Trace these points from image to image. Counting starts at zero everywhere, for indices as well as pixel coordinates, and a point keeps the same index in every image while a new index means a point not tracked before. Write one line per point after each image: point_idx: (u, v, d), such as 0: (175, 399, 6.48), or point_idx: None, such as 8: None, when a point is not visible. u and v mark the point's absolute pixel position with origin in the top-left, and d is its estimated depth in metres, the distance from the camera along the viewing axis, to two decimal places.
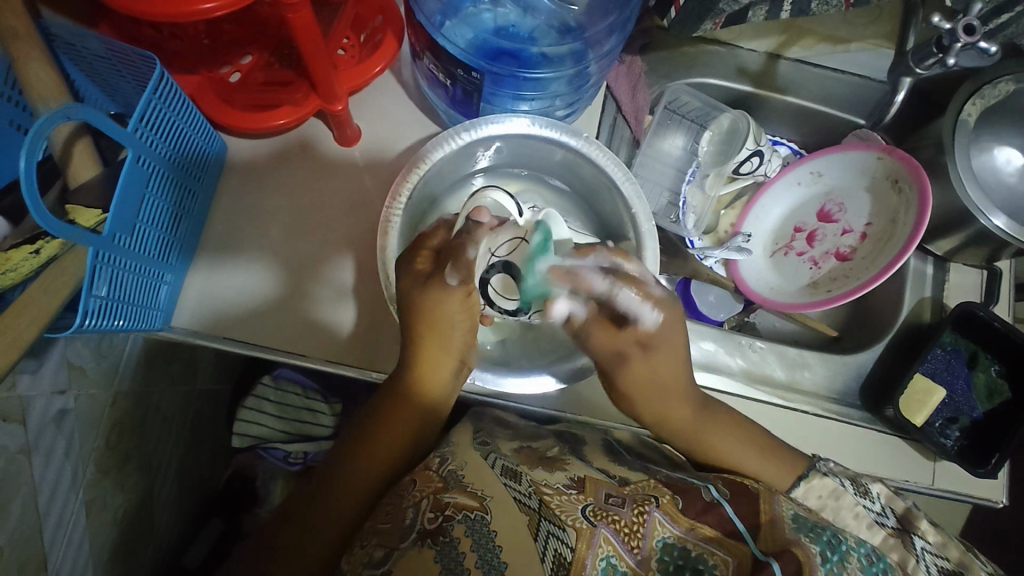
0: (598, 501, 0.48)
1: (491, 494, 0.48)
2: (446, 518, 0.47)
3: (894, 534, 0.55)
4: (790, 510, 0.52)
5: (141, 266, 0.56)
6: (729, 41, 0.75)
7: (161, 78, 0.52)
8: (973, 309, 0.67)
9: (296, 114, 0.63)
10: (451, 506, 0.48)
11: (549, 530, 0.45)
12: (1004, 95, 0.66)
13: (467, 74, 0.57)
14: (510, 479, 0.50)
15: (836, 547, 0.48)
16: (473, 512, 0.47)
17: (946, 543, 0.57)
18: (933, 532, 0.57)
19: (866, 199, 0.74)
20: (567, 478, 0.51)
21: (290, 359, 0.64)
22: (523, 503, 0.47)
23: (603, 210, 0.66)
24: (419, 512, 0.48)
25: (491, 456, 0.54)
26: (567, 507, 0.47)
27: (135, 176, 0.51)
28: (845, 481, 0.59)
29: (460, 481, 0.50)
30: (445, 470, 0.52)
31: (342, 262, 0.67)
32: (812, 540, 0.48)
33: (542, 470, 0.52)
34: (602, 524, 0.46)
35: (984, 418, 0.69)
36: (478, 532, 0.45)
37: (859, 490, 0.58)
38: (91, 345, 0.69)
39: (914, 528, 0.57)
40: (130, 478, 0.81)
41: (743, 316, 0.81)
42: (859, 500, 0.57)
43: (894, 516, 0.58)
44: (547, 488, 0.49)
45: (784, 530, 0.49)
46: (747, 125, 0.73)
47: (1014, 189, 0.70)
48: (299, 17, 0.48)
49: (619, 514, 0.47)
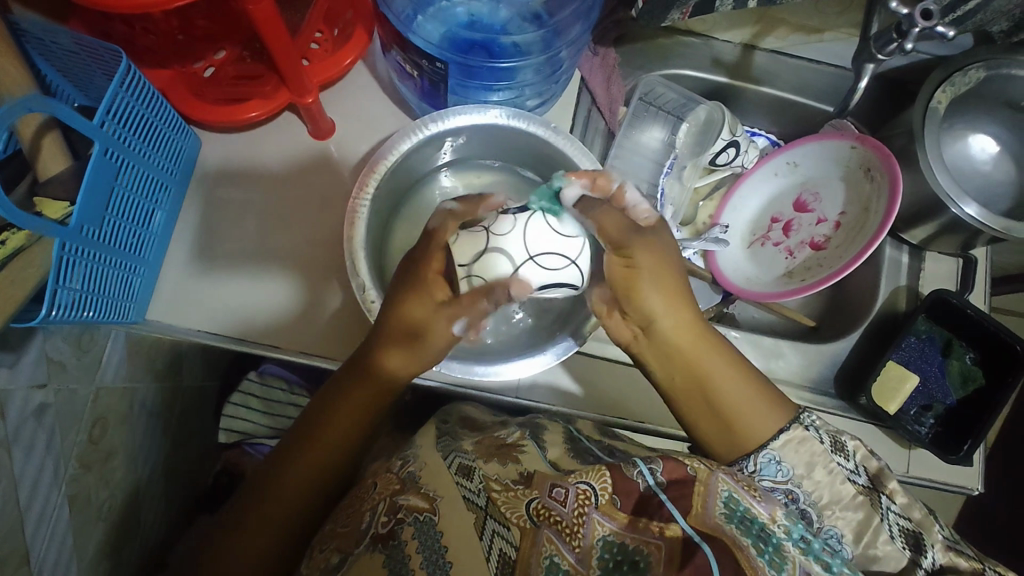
0: (543, 496, 0.47)
1: (441, 495, 0.50)
2: (397, 522, 0.49)
3: (863, 493, 0.55)
4: (725, 493, 0.50)
5: (113, 259, 0.57)
6: (704, 32, 0.75)
7: (127, 70, 0.52)
8: (945, 296, 0.67)
9: (268, 107, 0.64)
10: (403, 508, 0.50)
11: (494, 529, 0.46)
12: (974, 83, 0.66)
13: (432, 65, 0.57)
14: (462, 476, 0.51)
15: (768, 539, 0.47)
16: (421, 514, 0.49)
17: (912, 504, 0.55)
18: (903, 492, 0.55)
19: (840, 189, 0.74)
20: (516, 473, 0.51)
21: (265, 351, 0.64)
22: (471, 501, 0.49)
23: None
24: (375, 516, 0.51)
25: (450, 454, 0.55)
26: (513, 503, 0.47)
27: (102, 170, 0.51)
28: (824, 436, 0.56)
29: (415, 483, 0.52)
30: (404, 472, 0.54)
31: (317, 256, 0.67)
32: (742, 533, 0.47)
33: (495, 464, 0.52)
34: (544, 524, 0.45)
35: (958, 405, 0.69)
36: (425, 534, 0.47)
37: (836, 447, 0.56)
38: (71, 339, 0.70)
39: (883, 487, 0.55)
40: (115, 473, 0.81)
41: (722, 307, 0.80)
42: (834, 458, 0.56)
43: (866, 474, 0.56)
44: (496, 484, 0.49)
45: (716, 516, 0.48)
46: (722, 116, 0.74)
47: (989, 176, 0.73)
48: (259, 9, 0.48)
49: (561, 514, 0.46)
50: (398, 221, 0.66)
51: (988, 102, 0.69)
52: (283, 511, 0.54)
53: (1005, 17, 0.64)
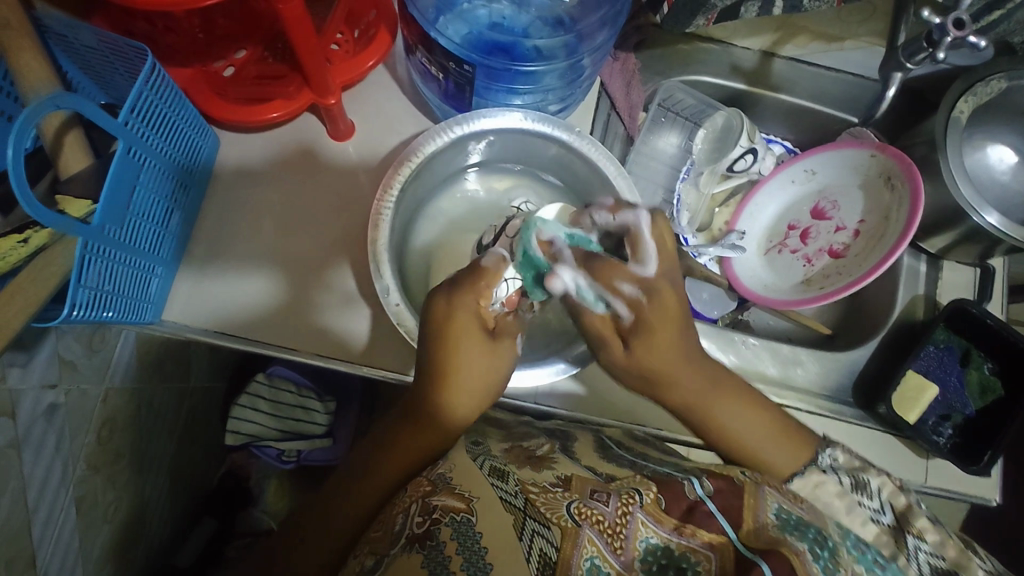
0: (584, 498, 0.47)
1: (478, 495, 0.48)
2: (433, 522, 0.46)
3: (888, 531, 0.55)
4: (774, 504, 0.51)
5: (132, 259, 0.56)
6: (723, 38, 0.75)
7: (153, 68, 0.52)
8: (965, 306, 0.67)
9: (290, 106, 0.63)
10: (439, 509, 0.48)
11: (534, 528, 0.45)
12: (996, 93, 0.66)
13: (459, 68, 0.56)
14: (496, 478, 0.50)
15: (824, 543, 0.49)
16: (459, 514, 0.47)
17: (945, 542, 0.55)
18: (932, 531, 0.55)
19: (858, 197, 0.74)
20: (554, 477, 0.51)
21: (282, 354, 0.64)
22: (508, 502, 0.47)
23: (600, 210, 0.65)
24: (409, 517, 0.49)
25: (480, 458, 0.53)
26: (553, 503, 0.47)
27: (126, 168, 0.51)
28: (843, 476, 0.57)
29: (447, 482, 0.50)
30: (436, 474, 0.52)
31: (333, 258, 0.67)
32: (797, 538, 0.48)
33: (530, 470, 0.52)
34: (586, 524, 0.45)
35: (977, 415, 0.69)
36: (463, 534, 0.45)
37: (857, 485, 0.57)
38: (83, 339, 0.69)
39: (910, 526, 0.56)
40: (122, 475, 0.80)
41: (736, 314, 0.81)
42: (856, 497, 0.56)
43: (891, 512, 0.56)
44: (534, 487, 0.49)
45: (768, 528, 0.49)
46: (740, 123, 0.73)
47: (1007, 187, 0.72)
48: (289, 9, 0.47)
49: (603, 514, 0.46)
50: (418, 225, 0.66)
51: (1009, 112, 0.69)
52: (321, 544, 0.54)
53: None
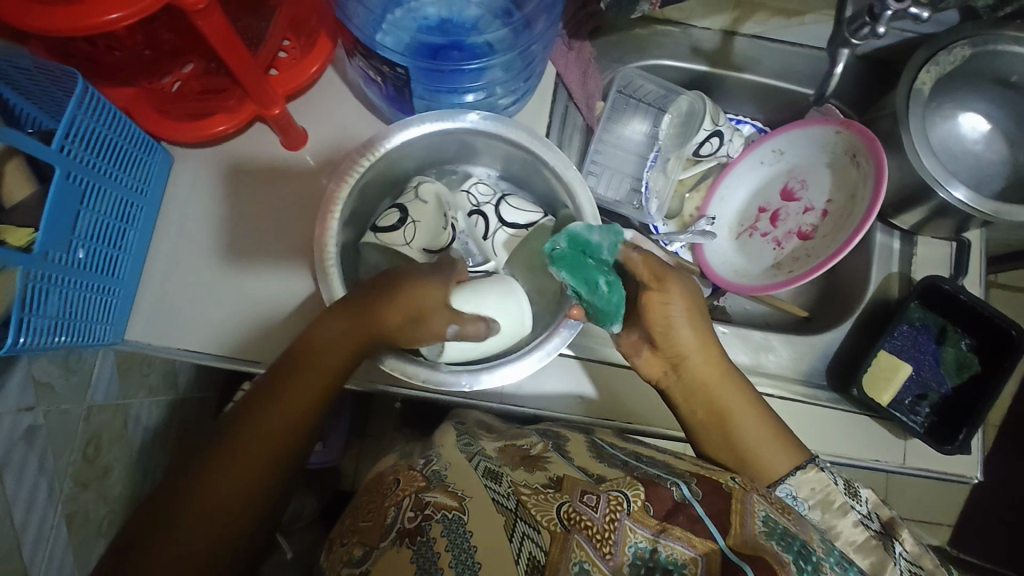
0: (573, 500, 0.46)
1: (470, 494, 0.50)
2: (424, 518, 0.48)
3: (876, 537, 0.54)
4: (762, 510, 0.49)
5: (83, 282, 0.56)
6: (681, 20, 0.73)
7: (85, 91, 0.52)
8: (938, 282, 0.66)
9: (235, 120, 0.65)
10: (431, 505, 0.49)
11: (524, 531, 0.45)
12: (960, 61, 0.64)
13: (393, 70, 0.56)
14: (490, 480, 0.51)
15: (808, 555, 0.46)
16: (451, 512, 0.48)
17: (922, 554, 0.54)
18: (911, 541, 0.55)
19: (826, 175, 0.72)
20: (546, 478, 0.50)
21: (245, 366, 0.64)
22: (500, 505, 0.48)
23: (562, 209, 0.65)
24: (400, 511, 0.50)
25: (475, 458, 0.55)
26: (543, 506, 0.47)
27: (66, 194, 0.51)
28: (840, 480, 0.56)
29: (442, 482, 0.52)
30: (430, 470, 0.55)
31: (293, 267, 0.66)
32: (784, 548, 0.45)
33: (523, 470, 0.52)
34: (575, 529, 0.44)
35: (954, 393, 0.68)
36: (455, 532, 0.46)
37: (849, 490, 0.56)
38: (58, 360, 0.66)
39: (895, 533, 0.55)
40: (115, 488, 0.78)
41: (711, 300, 0.79)
42: (848, 500, 0.55)
43: (879, 521, 0.56)
44: (525, 488, 0.49)
45: (755, 535, 0.46)
46: (703, 105, 0.71)
47: (980, 156, 0.71)
48: (208, 23, 0.46)
49: (593, 519, 0.44)
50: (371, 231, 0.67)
51: (977, 79, 0.67)
52: (234, 494, 0.50)
53: None
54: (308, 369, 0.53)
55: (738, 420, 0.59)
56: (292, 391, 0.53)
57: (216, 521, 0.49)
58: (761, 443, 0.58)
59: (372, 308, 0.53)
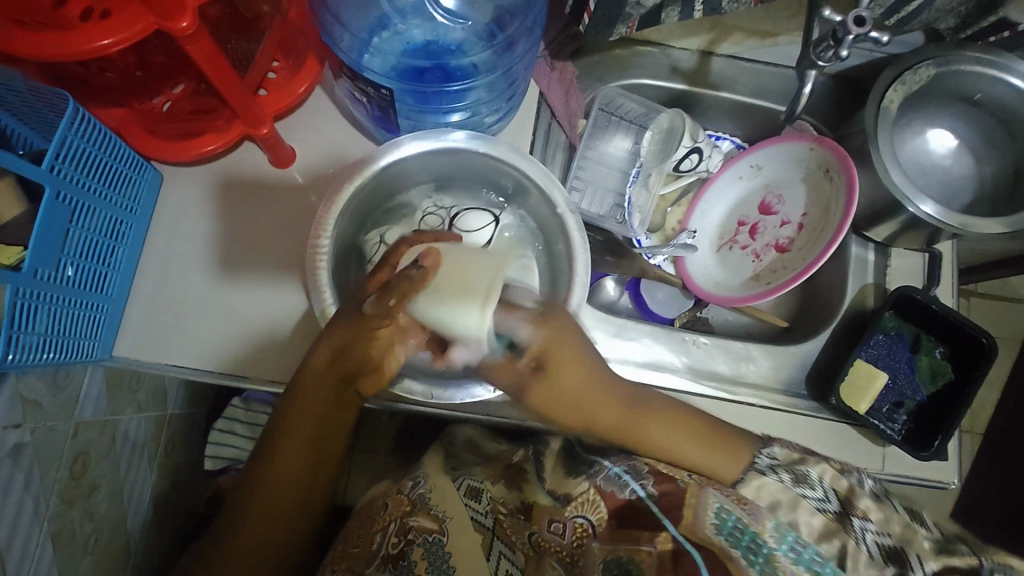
0: (542, 528, 0.54)
1: (451, 516, 0.55)
2: (407, 542, 0.54)
3: (833, 520, 0.49)
4: (715, 505, 0.51)
5: (72, 299, 0.57)
6: (660, 41, 0.76)
7: (76, 113, 0.54)
8: (910, 292, 0.68)
9: (224, 139, 0.66)
10: (414, 529, 0.55)
11: (500, 550, 0.54)
12: (926, 80, 0.66)
13: (377, 92, 0.58)
14: (470, 498, 0.57)
15: (758, 550, 0.47)
16: (430, 535, 0.54)
17: (890, 519, 0.49)
18: (875, 509, 0.49)
19: (802, 190, 0.75)
20: (519, 500, 0.57)
21: (235, 381, 0.65)
22: (478, 522, 0.56)
23: (528, 204, 0.67)
24: (385, 536, 0.56)
25: (459, 478, 0.60)
26: (516, 529, 0.55)
27: (56, 213, 0.52)
28: (783, 475, 0.52)
29: (424, 503, 0.57)
30: (415, 492, 0.59)
31: (283, 282, 0.67)
32: (733, 544, 0.48)
33: (501, 487, 0.59)
34: (546, 553, 0.53)
35: (929, 400, 0.69)
36: (434, 553, 0.53)
37: (796, 479, 0.51)
38: (47, 377, 0.66)
39: (854, 508, 0.49)
40: (101, 505, 0.78)
41: (694, 312, 0.81)
42: (799, 490, 0.50)
43: (836, 499, 0.50)
44: (502, 506, 0.57)
45: (704, 529, 0.50)
46: (683, 122, 0.75)
47: (948, 170, 0.73)
48: (197, 47, 0.48)
49: (561, 544, 0.53)
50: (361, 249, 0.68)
51: (941, 97, 0.70)
52: (278, 510, 0.59)
53: (953, 13, 0.65)
54: (302, 407, 0.58)
55: (671, 443, 0.58)
56: (297, 426, 0.59)
57: (266, 544, 0.59)
58: (699, 455, 0.57)
59: (347, 349, 0.55)
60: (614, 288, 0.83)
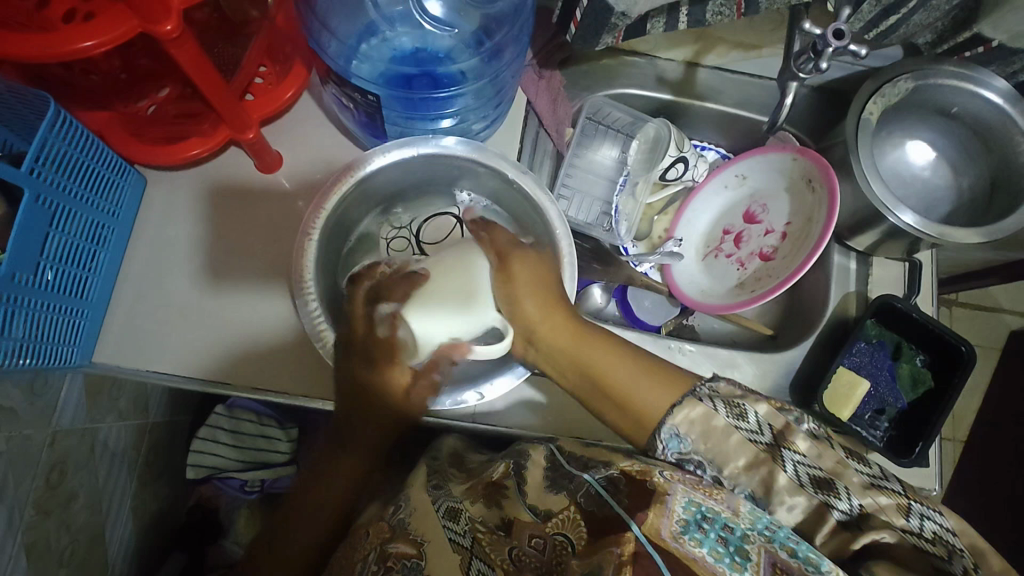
0: (522, 544, 0.48)
1: (427, 538, 0.52)
2: (386, 569, 0.51)
3: (766, 450, 0.48)
4: (684, 499, 0.45)
5: (51, 304, 0.56)
6: (647, 52, 0.77)
7: (58, 115, 0.53)
8: (891, 301, 0.69)
9: (209, 144, 0.66)
10: (392, 556, 0.51)
11: (478, 570, 0.47)
12: (904, 93, 0.68)
13: (365, 98, 0.58)
14: (448, 519, 0.53)
15: (730, 536, 0.43)
16: (408, 560, 0.50)
17: (823, 453, 0.47)
18: (809, 443, 0.48)
19: (786, 200, 0.76)
20: (499, 518, 0.52)
21: (218, 389, 0.64)
22: (455, 542, 0.50)
23: (474, 184, 0.69)
24: (365, 565, 0.53)
25: (438, 498, 0.56)
26: (497, 547, 0.48)
27: (35, 217, 0.51)
28: (720, 404, 0.50)
29: (404, 528, 0.54)
30: (395, 518, 0.56)
31: (269, 285, 0.67)
32: (699, 542, 0.43)
33: (480, 505, 0.54)
34: (519, 570, 0.46)
35: (910, 407, 0.70)
36: None
37: (733, 411, 0.49)
38: (23, 384, 0.65)
39: (787, 443, 0.48)
40: (78, 516, 0.76)
41: (680, 319, 0.82)
42: (733, 423, 0.48)
43: (770, 433, 0.49)
44: (481, 525, 0.51)
45: (671, 528, 0.44)
46: (668, 132, 0.74)
47: (927, 181, 0.75)
48: (183, 52, 0.48)
49: (539, 562, 0.46)
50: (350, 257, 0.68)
51: (920, 110, 0.71)
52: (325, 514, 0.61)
53: (929, 29, 0.67)
54: (366, 419, 0.60)
55: (612, 375, 0.57)
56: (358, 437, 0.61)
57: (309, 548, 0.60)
58: (634, 388, 0.56)
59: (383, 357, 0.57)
60: (601, 295, 0.82)
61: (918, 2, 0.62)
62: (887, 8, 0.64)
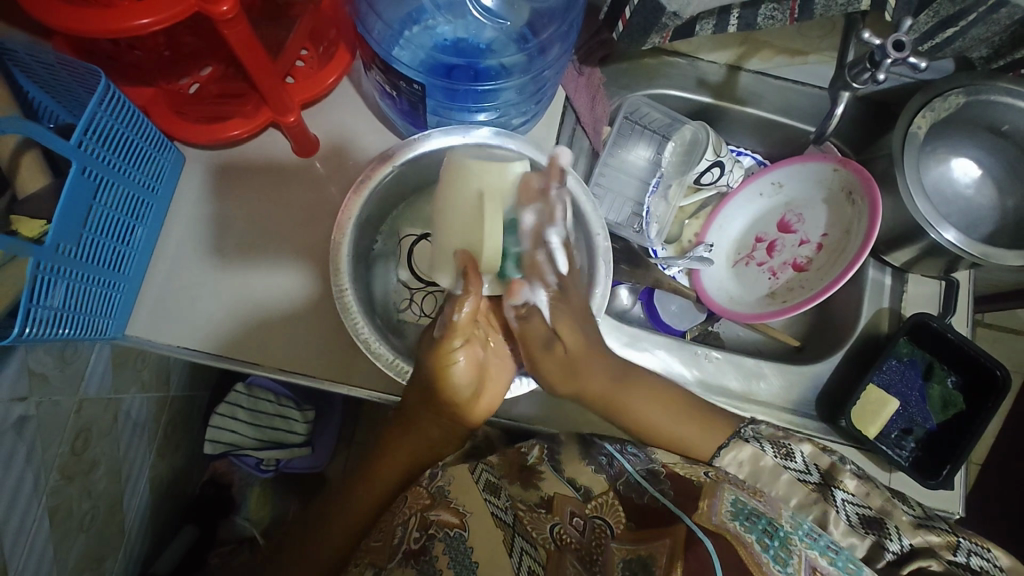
0: (564, 520, 0.52)
1: (470, 510, 0.54)
2: (428, 537, 0.53)
3: (815, 488, 0.55)
4: (730, 496, 0.51)
5: (91, 276, 0.57)
6: (689, 53, 0.76)
7: (107, 90, 0.53)
8: (926, 319, 0.67)
9: (250, 124, 0.66)
10: (434, 524, 0.54)
11: (522, 546, 0.51)
12: (954, 108, 0.66)
13: (409, 86, 0.58)
14: (489, 493, 0.55)
15: (775, 532, 0.48)
16: (452, 530, 0.53)
17: (869, 492, 0.56)
18: (856, 483, 0.56)
19: (822, 210, 0.74)
20: (539, 495, 0.54)
21: (245, 367, 0.65)
22: (499, 518, 0.53)
23: None
24: (406, 529, 0.55)
25: (476, 468, 0.58)
26: (538, 524, 0.52)
27: (81, 189, 0.52)
28: (766, 444, 0.58)
29: (444, 497, 0.55)
30: (433, 485, 0.57)
31: (298, 268, 0.67)
32: (747, 529, 0.47)
33: (519, 485, 0.56)
34: (565, 548, 0.50)
35: (939, 429, 0.69)
36: (455, 549, 0.52)
37: (782, 450, 0.57)
38: (56, 351, 0.66)
39: (836, 480, 0.56)
40: (100, 483, 0.77)
41: (706, 326, 0.81)
42: (782, 461, 0.56)
43: (818, 471, 0.57)
44: (522, 503, 0.54)
45: (719, 514, 0.48)
46: (706, 136, 0.73)
47: (971, 201, 0.73)
48: (234, 32, 0.48)
49: (579, 540, 0.50)
50: (378, 259, 0.68)
51: (968, 126, 0.70)
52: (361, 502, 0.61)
53: (986, 43, 0.64)
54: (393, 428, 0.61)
55: (647, 418, 0.61)
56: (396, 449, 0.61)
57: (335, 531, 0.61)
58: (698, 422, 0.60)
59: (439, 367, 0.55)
60: (628, 296, 0.81)
61: (979, 15, 0.59)
62: (945, 21, 0.61)
